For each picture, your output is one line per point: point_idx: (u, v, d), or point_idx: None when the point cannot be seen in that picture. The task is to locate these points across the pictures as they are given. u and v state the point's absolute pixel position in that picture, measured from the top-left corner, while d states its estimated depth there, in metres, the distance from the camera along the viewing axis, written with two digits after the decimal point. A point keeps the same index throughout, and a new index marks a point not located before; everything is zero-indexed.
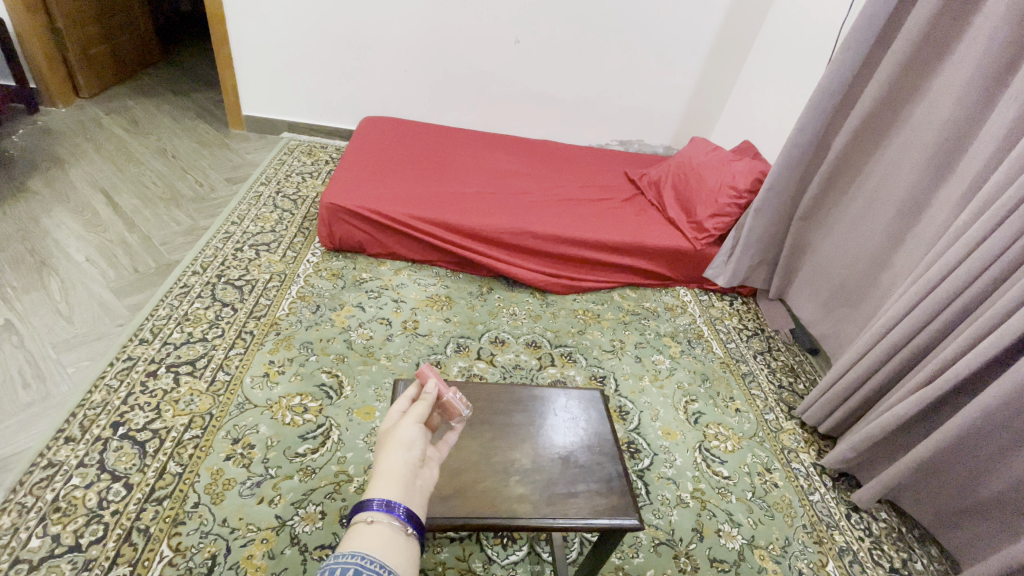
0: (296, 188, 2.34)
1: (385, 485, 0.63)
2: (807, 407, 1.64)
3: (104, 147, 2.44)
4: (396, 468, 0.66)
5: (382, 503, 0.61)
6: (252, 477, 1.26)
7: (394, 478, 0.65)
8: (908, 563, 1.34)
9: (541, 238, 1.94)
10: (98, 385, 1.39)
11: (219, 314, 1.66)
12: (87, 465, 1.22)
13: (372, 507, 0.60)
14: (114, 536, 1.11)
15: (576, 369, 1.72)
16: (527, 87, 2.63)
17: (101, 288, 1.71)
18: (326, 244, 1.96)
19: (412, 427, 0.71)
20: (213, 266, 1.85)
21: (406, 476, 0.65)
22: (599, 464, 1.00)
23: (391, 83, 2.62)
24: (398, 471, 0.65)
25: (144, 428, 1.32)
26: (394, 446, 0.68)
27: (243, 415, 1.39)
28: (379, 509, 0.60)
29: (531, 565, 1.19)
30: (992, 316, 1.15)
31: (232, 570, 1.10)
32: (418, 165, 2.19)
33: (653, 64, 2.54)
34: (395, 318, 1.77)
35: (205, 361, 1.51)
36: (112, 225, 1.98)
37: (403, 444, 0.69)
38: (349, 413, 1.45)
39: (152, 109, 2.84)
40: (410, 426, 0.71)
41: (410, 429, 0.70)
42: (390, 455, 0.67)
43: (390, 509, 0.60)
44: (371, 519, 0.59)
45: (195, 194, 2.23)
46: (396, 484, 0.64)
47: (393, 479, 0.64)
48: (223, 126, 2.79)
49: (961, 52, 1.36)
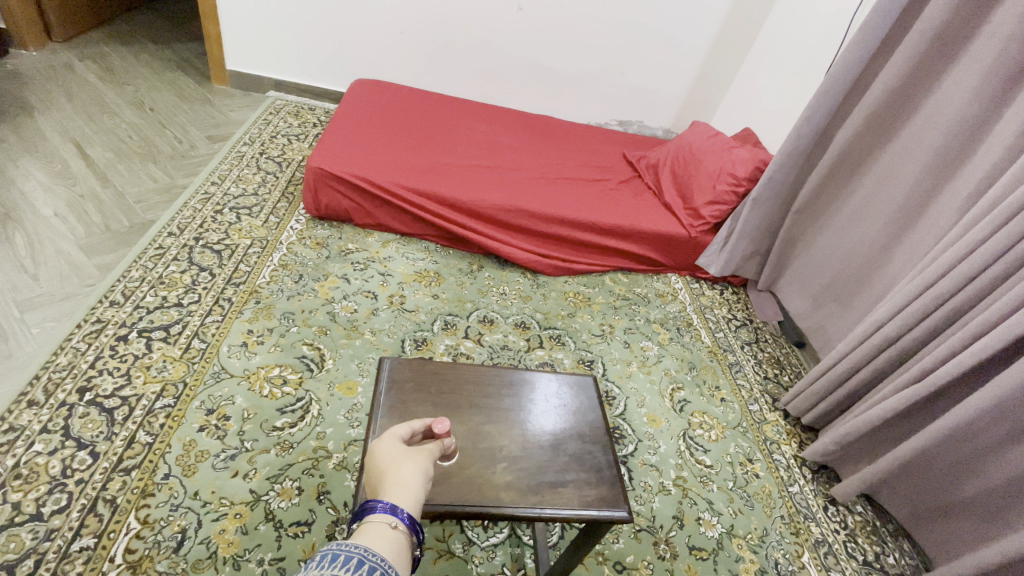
0: (282, 151, 2.24)
1: (395, 493, 0.64)
2: (792, 399, 1.65)
3: (77, 96, 2.30)
4: (410, 483, 0.66)
5: (386, 506, 0.61)
6: (226, 450, 1.22)
7: (407, 489, 0.65)
8: (881, 556, 1.36)
9: (535, 216, 1.89)
10: (63, 347, 1.32)
11: (196, 279, 1.59)
12: (52, 430, 1.17)
13: (377, 508, 0.60)
14: (78, 506, 1.06)
15: (565, 352, 1.69)
16: (528, 58, 2.54)
17: (69, 245, 1.62)
18: (311, 211, 1.89)
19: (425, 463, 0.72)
20: (191, 228, 1.76)
21: (419, 491, 0.66)
22: (589, 453, 0.98)
23: (386, 45, 2.50)
24: (413, 488, 0.65)
25: (113, 394, 1.26)
26: (408, 464, 0.69)
27: (219, 385, 1.34)
28: (385, 511, 0.60)
29: (511, 548, 1.18)
30: (985, 319, 1.13)
31: (203, 544, 1.07)
32: (408, 134, 2.10)
33: (658, 44, 2.47)
34: (382, 292, 1.72)
35: (180, 327, 1.44)
36: (83, 179, 1.88)
37: (418, 470, 0.70)
38: (331, 387, 1.41)
39: (130, 58, 2.68)
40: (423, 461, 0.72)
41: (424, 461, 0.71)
42: (404, 472, 0.68)
43: (395, 511, 0.60)
44: (393, 524, 0.58)
45: (174, 151, 2.12)
46: (407, 494, 0.64)
47: (404, 489, 0.65)
48: (205, 80, 2.64)
49: (977, 48, 1.32)
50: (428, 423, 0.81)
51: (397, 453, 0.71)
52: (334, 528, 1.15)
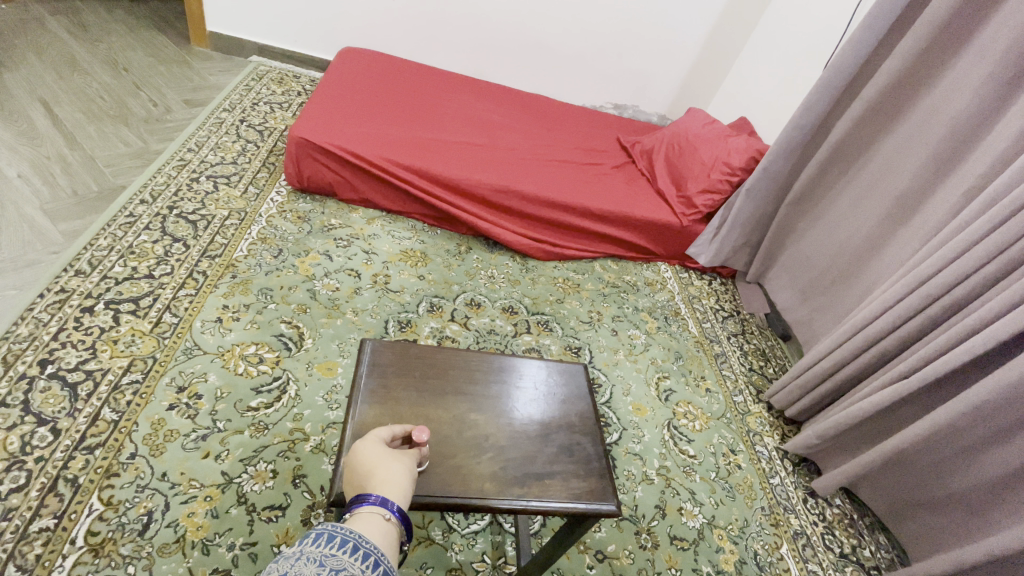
0: (263, 120, 2.14)
1: (384, 487, 0.64)
2: (777, 391, 1.65)
3: (45, 51, 2.16)
4: (398, 481, 0.66)
5: (378, 498, 0.61)
6: (197, 430, 1.17)
7: (395, 486, 0.65)
8: (857, 549, 1.37)
9: (526, 199, 1.84)
10: (25, 317, 1.24)
11: (168, 250, 1.52)
12: (10, 405, 1.10)
13: (367, 501, 0.60)
14: (37, 485, 1.01)
15: (552, 338, 1.67)
16: (524, 33, 2.45)
17: (33, 209, 1.52)
18: (293, 183, 1.81)
19: (404, 464, 0.70)
20: (165, 196, 1.68)
21: (406, 489, 0.66)
22: (578, 444, 0.96)
23: (376, 12, 2.39)
24: (401, 484, 0.66)
25: (76, 368, 1.19)
26: (396, 463, 0.69)
27: (191, 361, 1.28)
28: (376, 504, 0.60)
29: (492, 535, 1.16)
30: (974, 321, 1.13)
31: (170, 528, 1.02)
32: (397, 106, 2.02)
33: (657, 26, 2.41)
34: (365, 271, 1.66)
35: (151, 300, 1.37)
36: (49, 139, 1.77)
37: (405, 469, 0.69)
38: (309, 367, 1.36)
39: (104, 14, 2.52)
40: (403, 463, 0.70)
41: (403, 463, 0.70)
42: (393, 470, 0.67)
43: (385, 504, 0.61)
44: (385, 517, 0.59)
45: (147, 114, 2.01)
46: (397, 490, 0.64)
47: (393, 485, 0.65)
48: (184, 41, 2.50)
49: (982, 43, 1.28)
50: (406, 429, 0.79)
51: (382, 453, 0.70)
52: (310, 513, 1.12)
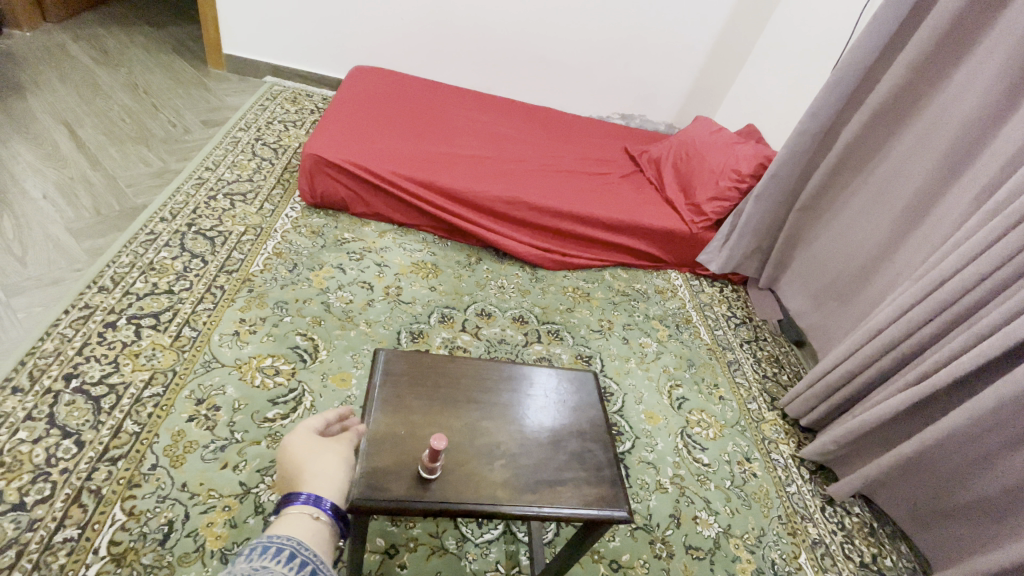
0: (277, 138, 2.20)
1: (315, 483, 0.65)
2: (791, 399, 1.64)
3: (69, 77, 2.24)
4: (331, 475, 0.67)
5: (310, 497, 0.62)
6: (216, 441, 1.19)
7: (328, 480, 0.66)
8: (878, 558, 1.35)
9: (535, 209, 1.86)
10: (50, 333, 1.28)
11: (187, 265, 1.56)
12: (36, 418, 1.13)
13: (297, 500, 0.61)
14: (62, 496, 1.04)
15: (563, 347, 1.67)
16: (531, 47, 2.49)
17: (58, 229, 1.58)
18: (307, 199, 1.85)
19: (335, 456, 0.71)
20: (184, 214, 1.73)
21: (341, 483, 0.67)
22: (590, 451, 0.96)
23: (387, 31, 2.45)
24: (332, 477, 0.67)
25: (100, 382, 1.23)
26: (328, 457, 0.70)
27: (210, 374, 1.31)
28: (307, 502, 0.61)
29: (506, 545, 1.16)
30: (988, 324, 1.12)
31: (190, 537, 1.04)
32: (407, 121, 2.06)
33: (663, 37, 2.43)
34: (377, 283, 1.69)
35: (171, 315, 1.41)
36: (74, 161, 1.83)
37: (337, 462, 0.70)
38: (324, 379, 1.38)
39: (125, 40, 2.62)
40: (332, 455, 0.71)
41: (332, 455, 0.71)
42: (322, 463, 0.68)
43: (317, 503, 0.61)
44: (314, 515, 0.59)
45: (166, 135, 2.07)
46: (329, 485, 0.65)
47: (323, 480, 0.66)
48: (201, 64, 2.59)
49: (988, 46, 1.29)
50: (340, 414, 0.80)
51: (309, 447, 0.70)
52: None
